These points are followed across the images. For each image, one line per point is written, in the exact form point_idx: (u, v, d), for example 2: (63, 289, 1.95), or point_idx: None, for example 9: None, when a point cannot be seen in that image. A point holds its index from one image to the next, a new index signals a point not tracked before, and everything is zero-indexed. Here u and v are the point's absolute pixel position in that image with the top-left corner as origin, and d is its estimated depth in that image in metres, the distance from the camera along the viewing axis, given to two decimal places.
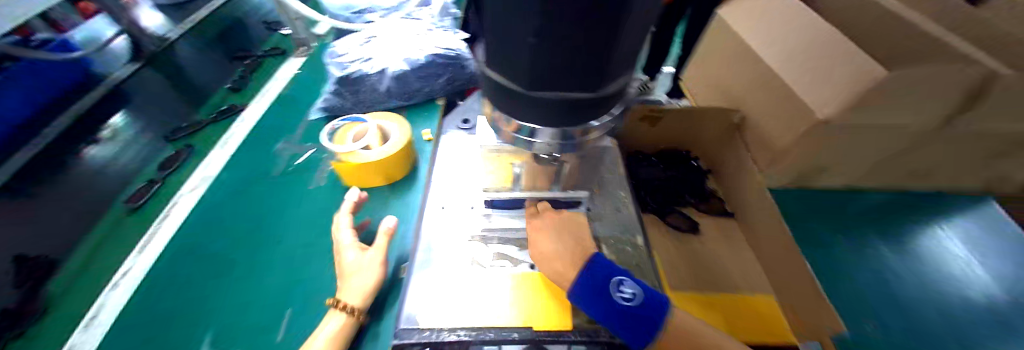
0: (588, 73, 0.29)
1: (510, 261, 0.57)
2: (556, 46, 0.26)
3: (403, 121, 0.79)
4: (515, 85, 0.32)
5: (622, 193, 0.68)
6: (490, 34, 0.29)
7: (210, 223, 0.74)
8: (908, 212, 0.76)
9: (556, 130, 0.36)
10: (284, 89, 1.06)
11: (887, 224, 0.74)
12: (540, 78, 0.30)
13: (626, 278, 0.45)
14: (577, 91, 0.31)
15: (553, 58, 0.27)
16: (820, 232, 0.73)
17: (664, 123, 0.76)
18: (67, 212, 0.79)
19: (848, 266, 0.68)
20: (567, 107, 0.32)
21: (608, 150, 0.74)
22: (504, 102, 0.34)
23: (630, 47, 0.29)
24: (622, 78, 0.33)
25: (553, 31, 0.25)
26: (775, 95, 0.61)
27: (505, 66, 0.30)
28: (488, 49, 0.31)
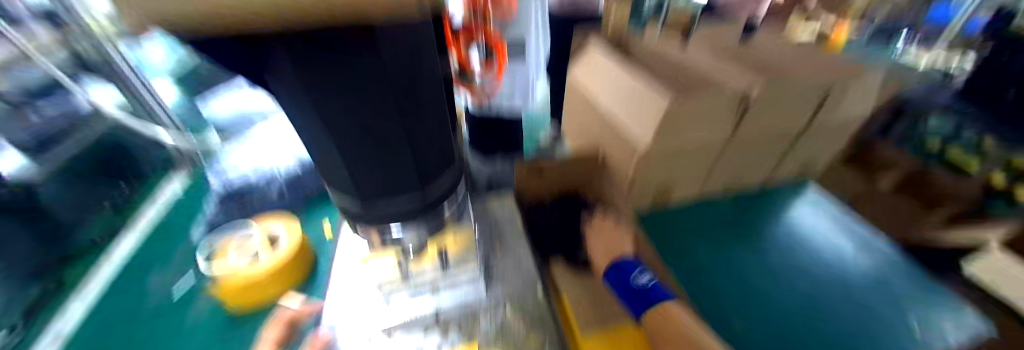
0: (406, 178, 0.36)
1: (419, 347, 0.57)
2: (367, 166, 0.33)
3: (291, 221, 0.79)
4: (353, 200, 0.37)
5: (521, 249, 0.73)
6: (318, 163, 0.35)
7: None
8: (752, 211, 0.94)
9: (412, 225, 0.44)
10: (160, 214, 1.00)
11: (739, 227, 0.91)
12: (370, 191, 0.36)
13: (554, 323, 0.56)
14: (406, 193, 0.37)
15: (370, 174, 0.34)
16: (696, 248, 0.86)
17: (546, 173, 0.87)
18: None
19: (714, 272, 0.81)
20: (403, 206, 0.38)
21: (505, 208, 0.82)
22: (353, 214, 0.39)
23: (436, 151, 0.37)
24: (446, 172, 0.41)
25: (357, 156, 0.32)
26: (617, 136, 0.75)
27: (334, 181, 0.36)
28: (324, 176, 0.36)
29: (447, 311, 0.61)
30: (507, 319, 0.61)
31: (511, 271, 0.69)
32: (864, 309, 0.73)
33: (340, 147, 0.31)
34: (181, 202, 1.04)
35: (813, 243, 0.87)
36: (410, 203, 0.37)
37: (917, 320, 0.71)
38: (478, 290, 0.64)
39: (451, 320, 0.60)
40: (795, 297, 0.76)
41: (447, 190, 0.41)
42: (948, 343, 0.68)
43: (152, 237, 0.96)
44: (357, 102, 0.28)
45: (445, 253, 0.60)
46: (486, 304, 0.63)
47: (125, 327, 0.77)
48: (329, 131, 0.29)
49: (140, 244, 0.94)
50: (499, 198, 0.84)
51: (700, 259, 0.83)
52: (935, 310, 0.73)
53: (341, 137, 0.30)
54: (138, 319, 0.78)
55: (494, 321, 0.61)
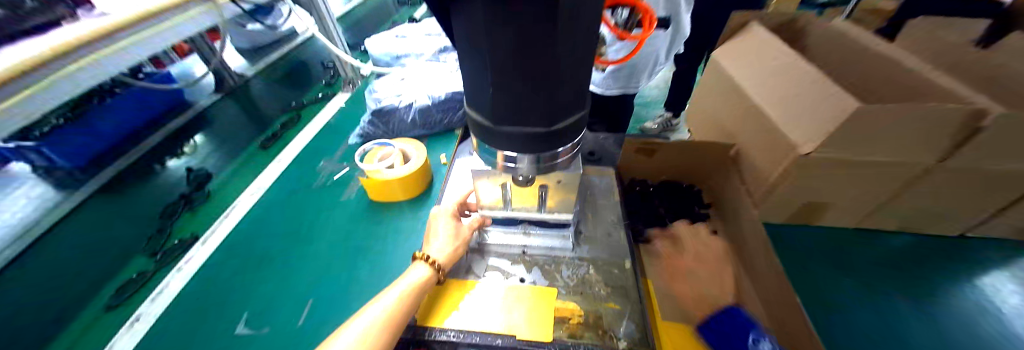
0: (539, 109, 0.36)
1: (501, 273, 0.64)
2: (508, 88, 0.34)
3: (420, 145, 0.90)
4: (487, 121, 0.40)
5: (615, 218, 0.73)
6: (467, 81, 0.38)
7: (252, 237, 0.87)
8: (931, 262, 0.72)
9: (529, 156, 0.43)
10: (332, 118, 1.26)
11: (910, 276, 0.71)
12: (503, 114, 0.37)
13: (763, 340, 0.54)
14: (534, 126, 0.38)
15: (504, 98, 0.35)
16: (835, 279, 0.71)
17: (660, 156, 0.80)
18: (155, 213, 0.96)
19: (851, 314, 0.66)
20: (524, 138, 0.39)
21: (603, 179, 0.81)
22: (483, 136, 0.42)
23: (574, 91, 0.36)
24: (573, 116, 0.39)
25: (502, 75, 0.33)
26: (764, 129, 0.64)
27: (477, 102, 0.39)
28: (469, 95, 0.40)
29: (533, 250, 0.68)
30: (588, 277, 0.63)
31: (600, 238, 0.69)
32: None
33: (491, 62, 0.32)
34: (342, 113, 1.29)
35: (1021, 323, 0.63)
36: (534, 136, 0.38)
37: None
38: (565, 241, 0.68)
39: (536, 260, 0.66)
40: None
41: (571, 135, 0.41)
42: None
43: (321, 131, 1.20)
44: (519, 12, 0.28)
45: (543, 200, 0.63)
46: (570, 257, 0.66)
47: (296, 201, 0.95)
48: (485, 42, 0.31)
49: (311, 136, 1.18)
50: (601, 171, 0.82)
51: (838, 293, 0.68)
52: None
53: (494, 51, 0.31)
54: (298, 197, 0.96)
55: (576, 272, 0.64)
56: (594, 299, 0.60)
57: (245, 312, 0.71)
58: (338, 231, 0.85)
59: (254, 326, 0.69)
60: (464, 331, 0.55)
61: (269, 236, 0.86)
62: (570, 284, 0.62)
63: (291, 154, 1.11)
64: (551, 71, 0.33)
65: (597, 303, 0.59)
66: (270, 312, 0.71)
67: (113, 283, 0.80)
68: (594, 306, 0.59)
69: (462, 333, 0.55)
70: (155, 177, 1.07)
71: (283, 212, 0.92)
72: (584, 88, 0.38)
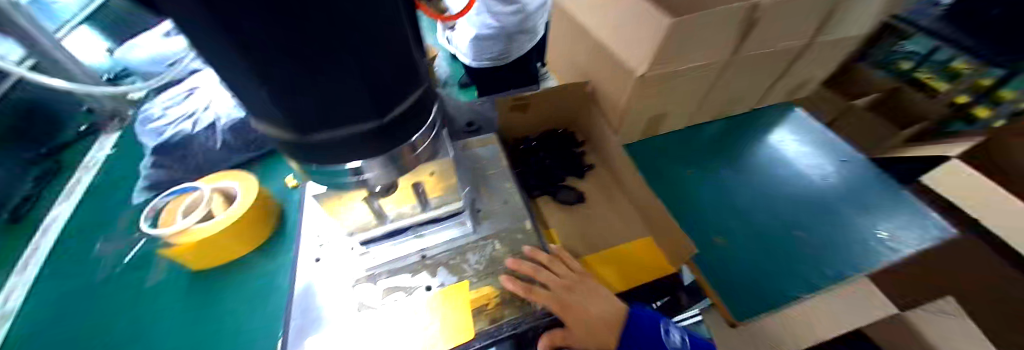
0: (353, 103, 0.27)
1: (404, 291, 0.56)
2: (294, 86, 0.24)
3: (249, 177, 0.71)
4: (290, 133, 0.29)
5: (506, 184, 0.70)
6: (233, 88, 0.26)
7: None
8: (737, 135, 0.91)
9: (376, 160, 0.35)
10: None
11: (728, 150, 0.88)
12: (307, 121, 0.28)
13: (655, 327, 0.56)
14: (358, 123, 0.29)
15: (298, 100, 0.26)
16: (682, 173, 0.84)
17: (530, 109, 0.80)
18: None
19: (697, 197, 0.79)
20: (354, 139, 0.30)
21: (488, 147, 0.76)
22: (297, 152, 0.32)
23: (394, 70, 0.29)
24: (409, 96, 0.32)
25: (275, 72, 0.23)
26: (611, 60, 0.67)
27: (264, 113, 0.28)
28: (249, 107, 0.28)
29: (433, 251, 0.60)
30: (496, 255, 0.60)
31: (497, 210, 0.66)
32: (833, 221, 0.73)
33: (244, 57, 0.22)
34: None
35: (796, 161, 0.85)
36: (365, 136, 0.30)
37: (888, 223, 0.72)
38: (464, 227, 0.63)
39: (437, 260, 0.59)
40: (817, 214, 0.75)
41: (415, 119, 0.34)
42: (918, 244, 0.68)
43: None
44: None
45: (423, 195, 0.57)
46: (473, 240, 0.62)
47: None
48: (216, 28, 0.20)
49: None
50: (483, 140, 0.77)
51: (689, 185, 0.81)
52: (902, 210, 0.74)
53: (239, 40, 0.21)
54: None
55: (483, 254, 0.60)
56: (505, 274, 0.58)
57: None
58: None
59: None
60: None
61: None
62: (480, 269, 0.59)
63: None
64: (346, 51, 0.24)
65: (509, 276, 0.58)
66: None
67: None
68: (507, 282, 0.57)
69: None
70: None
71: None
72: (407, 63, 0.30)
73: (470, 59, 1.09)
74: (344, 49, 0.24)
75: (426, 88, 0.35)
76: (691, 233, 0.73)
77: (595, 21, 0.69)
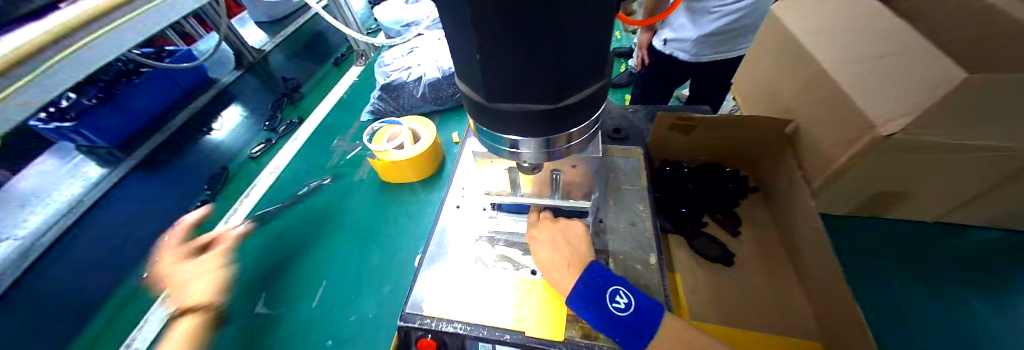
0: (539, 82, 0.29)
1: (512, 264, 0.59)
2: (501, 56, 0.27)
3: (431, 123, 0.85)
4: (479, 96, 0.33)
5: (640, 205, 0.65)
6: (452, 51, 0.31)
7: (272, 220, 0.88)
8: (1014, 263, 0.63)
9: (537, 140, 0.36)
10: (345, 93, 1.27)
11: (994, 277, 0.62)
12: (496, 90, 0.31)
13: (621, 288, 0.48)
14: (538, 102, 0.31)
15: (496, 71, 0.29)
16: (897, 280, 0.64)
17: (700, 134, 0.70)
18: (195, 188, 1.00)
19: (916, 320, 0.59)
20: (526, 118, 0.32)
21: (630, 160, 0.71)
22: (476, 114, 0.36)
23: (589, 55, 0.28)
24: (585, 89, 0.32)
25: (492, 41, 0.26)
26: (835, 107, 0.52)
27: (466, 73, 0.32)
28: (457, 65, 0.32)
29: None
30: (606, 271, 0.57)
31: (622, 228, 0.62)
32: None
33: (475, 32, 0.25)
34: (357, 86, 1.31)
35: None
36: (538, 114, 0.31)
37: None
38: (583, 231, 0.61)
39: None
40: None
41: (585, 111, 0.33)
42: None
43: (335, 107, 1.21)
44: None
45: (557, 182, 0.55)
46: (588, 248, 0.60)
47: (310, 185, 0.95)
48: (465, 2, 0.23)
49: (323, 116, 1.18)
50: (626, 151, 0.73)
51: (906, 303, 0.61)
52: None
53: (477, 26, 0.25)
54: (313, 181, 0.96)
55: None
56: None
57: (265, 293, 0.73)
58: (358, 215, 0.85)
59: (273, 307, 0.71)
60: (475, 324, 0.52)
61: (290, 215, 0.88)
62: None
63: (306, 134, 1.11)
64: (553, 41, 0.25)
65: None
66: (290, 294, 0.73)
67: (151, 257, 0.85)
68: None
69: (474, 329, 0.52)
70: (184, 153, 1.09)
71: (293, 188, 0.94)
72: (601, 49, 0.29)
73: (685, 52, 0.88)
74: (552, 38, 0.25)
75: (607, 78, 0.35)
76: None
77: (828, 52, 0.55)
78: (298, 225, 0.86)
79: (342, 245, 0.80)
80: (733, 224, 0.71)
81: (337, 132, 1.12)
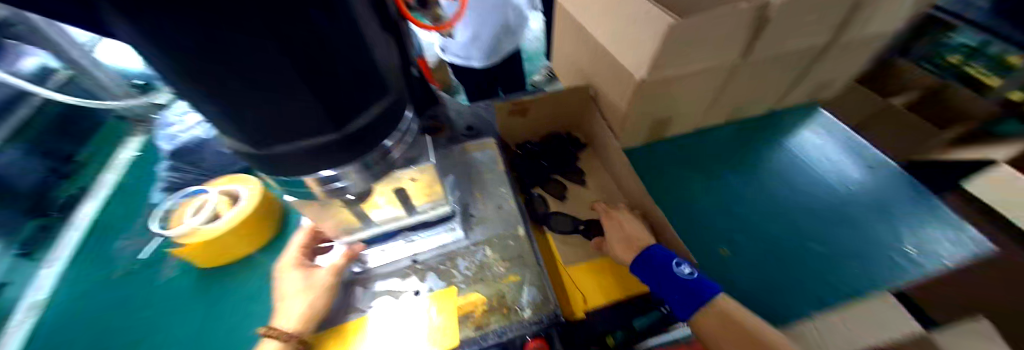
0: (305, 114, 0.27)
1: (394, 294, 0.57)
2: (243, 98, 0.25)
3: (252, 179, 0.73)
4: (252, 146, 0.30)
5: (501, 189, 0.70)
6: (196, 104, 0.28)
7: None
8: (753, 139, 0.86)
9: (349, 167, 0.35)
10: (125, 175, 0.97)
11: (744, 152, 0.84)
12: (263, 135, 0.28)
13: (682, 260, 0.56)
14: (317, 135, 0.30)
15: (250, 116, 0.26)
16: (686, 176, 0.80)
17: (531, 112, 0.78)
18: None
19: (701, 202, 0.76)
20: (314, 152, 0.31)
21: (485, 152, 0.76)
22: (261, 166, 0.32)
23: (348, 75, 0.28)
24: (370, 109, 0.32)
25: (220, 83, 0.24)
26: (610, 65, 0.66)
27: (226, 126, 0.29)
28: (215, 124, 0.29)
29: (424, 255, 0.61)
30: (486, 262, 0.60)
31: (491, 216, 0.66)
32: (858, 235, 0.68)
33: (196, 78, 0.23)
34: (139, 160, 1.01)
35: (822, 169, 0.79)
36: (324, 146, 0.30)
37: (916, 239, 0.67)
38: (455, 233, 0.63)
39: (428, 265, 0.60)
40: (828, 222, 0.70)
41: (381, 130, 0.34)
42: (948, 260, 0.63)
43: (116, 192, 0.93)
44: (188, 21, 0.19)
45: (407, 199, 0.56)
46: (465, 246, 0.62)
47: (99, 306, 0.73)
48: (158, 47, 0.21)
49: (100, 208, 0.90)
50: (480, 145, 0.77)
51: (689, 189, 0.78)
52: (926, 221, 0.69)
53: (193, 72, 0.23)
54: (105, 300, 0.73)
55: (472, 260, 0.61)
56: (494, 281, 0.58)
57: None
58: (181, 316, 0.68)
59: None
60: None
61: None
62: (468, 275, 0.59)
63: (81, 238, 0.84)
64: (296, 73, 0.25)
65: (497, 285, 0.57)
66: None
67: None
68: (494, 289, 0.57)
69: None
70: None
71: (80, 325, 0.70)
72: (366, 66, 0.30)
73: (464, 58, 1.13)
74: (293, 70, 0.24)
75: (395, 92, 0.36)
76: (692, 245, 0.69)
77: (594, 24, 0.68)
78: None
79: None
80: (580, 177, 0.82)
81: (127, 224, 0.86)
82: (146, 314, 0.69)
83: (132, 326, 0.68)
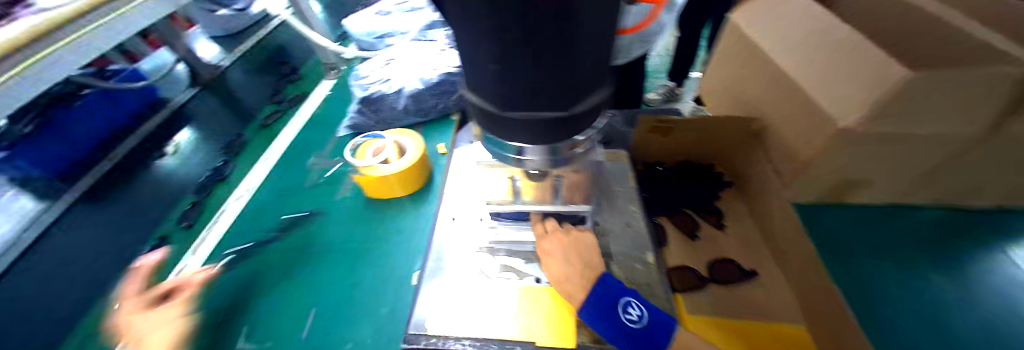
0: (555, 89, 0.29)
1: (516, 273, 0.59)
2: (517, 70, 0.27)
3: (415, 135, 0.84)
4: (489, 106, 0.33)
5: (633, 205, 0.68)
6: (462, 61, 0.31)
7: (243, 250, 0.80)
8: (966, 233, 0.68)
9: (543, 148, 0.38)
10: (318, 108, 1.20)
11: (948, 245, 0.67)
12: (508, 101, 0.31)
13: None
14: (550, 110, 0.32)
15: (509, 84, 0.29)
16: (864, 254, 0.67)
17: (676, 135, 0.75)
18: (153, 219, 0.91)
19: (885, 287, 0.62)
20: (540, 125, 0.33)
21: (617, 163, 0.75)
22: (483, 122, 0.36)
23: (598, 62, 0.29)
24: (592, 95, 0.33)
25: (509, 54, 0.26)
26: (798, 103, 0.59)
27: (478, 84, 0.32)
28: (468, 79, 0.33)
29: None
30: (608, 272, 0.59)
31: (617, 228, 0.64)
32: None
33: (493, 48, 0.26)
34: (329, 99, 1.25)
35: None
36: (551, 122, 0.32)
37: None
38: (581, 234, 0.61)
39: None
40: None
41: (593, 116, 0.35)
42: None
43: (309, 121, 1.15)
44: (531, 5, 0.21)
45: (557, 188, 0.60)
46: None
47: (286, 204, 0.90)
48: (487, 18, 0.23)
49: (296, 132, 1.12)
50: (613, 155, 0.76)
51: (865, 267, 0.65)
52: None
53: (496, 42, 0.25)
54: (290, 202, 0.91)
55: None
56: None
57: (244, 327, 0.66)
58: (343, 233, 0.81)
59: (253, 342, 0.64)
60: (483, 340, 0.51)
61: (267, 239, 0.82)
62: None
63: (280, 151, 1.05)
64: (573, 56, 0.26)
65: None
66: (272, 325, 0.66)
67: (105, 296, 0.76)
68: None
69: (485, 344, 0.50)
70: (133, 183, 1.00)
71: (272, 215, 0.88)
72: (607, 57, 0.31)
73: None
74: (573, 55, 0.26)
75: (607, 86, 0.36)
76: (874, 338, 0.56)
77: (786, 55, 0.62)
78: (276, 246, 0.80)
79: (327, 267, 0.75)
80: (715, 218, 0.76)
81: (313, 148, 1.06)
82: (318, 224, 0.84)
83: (307, 230, 0.83)
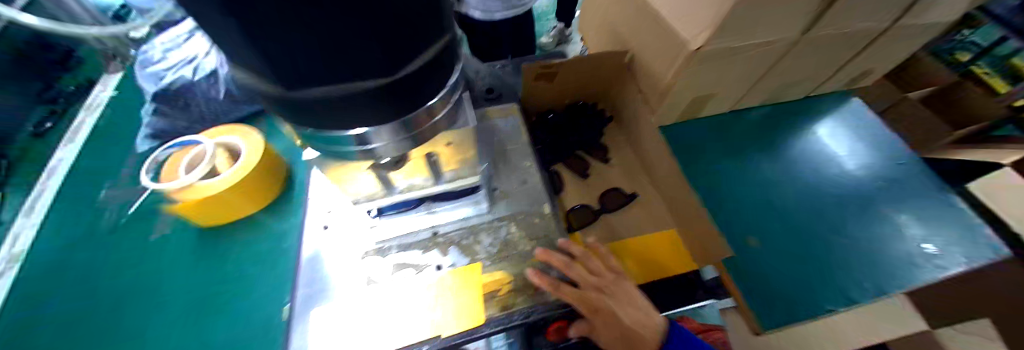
0: (351, 55, 0.23)
1: (414, 268, 0.53)
2: (276, 32, 0.20)
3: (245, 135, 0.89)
4: (275, 84, 0.25)
5: (527, 162, 0.65)
6: (204, 23, 0.22)
7: None
8: (782, 123, 0.81)
9: (388, 129, 0.32)
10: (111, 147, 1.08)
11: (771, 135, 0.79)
12: (294, 75, 0.23)
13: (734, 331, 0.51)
14: (360, 81, 0.25)
15: (281, 55, 0.21)
16: (710, 155, 0.77)
17: (558, 79, 0.72)
18: None
19: (726, 185, 0.71)
20: (355, 99, 0.26)
21: (508, 120, 0.70)
22: (282, 107, 0.28)
23: (404, 18, 0.23)
24: (420, 56, 0.27)
25: (246, 7, 0.18)
26: (657, 30, 0.59)
27: (243, 56, 0.23)
28: (230, 51, 0.24)
29: (445, 228, 0.57)
30: (511, 239, 0.56)
31: (515, 190, 0.62)
32: (876, 231, 0.63)
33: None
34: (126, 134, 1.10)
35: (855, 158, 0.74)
36: (365, 93, 0.26)
37: (940, 240, 0.61)
38: (478, 206, 0.60)
39: (450, 239, 0.57)
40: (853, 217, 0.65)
41: (427, 79, 0.29)
42: (970, 267, 0.57)
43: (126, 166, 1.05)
44: None
45: (436, 166, 0.53)
46: (488, 221, 0.58)
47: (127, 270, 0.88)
48: None
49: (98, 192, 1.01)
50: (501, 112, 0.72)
51: (709, 166, 0.74)
52: (951, 221, 0.63)
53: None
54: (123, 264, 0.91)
55: (497, 236, 0.57)
56: (520, 259, 0.54)
57: None
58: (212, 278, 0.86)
59: None
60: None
61: None
62: (493, 253, 0.55)
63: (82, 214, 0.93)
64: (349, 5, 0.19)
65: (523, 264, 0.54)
66: None
67: None
68: (521, 267, 0.54)
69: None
70: None
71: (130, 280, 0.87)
72: (421, 10, 0.24)
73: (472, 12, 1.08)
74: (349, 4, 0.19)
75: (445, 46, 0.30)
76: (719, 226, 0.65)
77: None
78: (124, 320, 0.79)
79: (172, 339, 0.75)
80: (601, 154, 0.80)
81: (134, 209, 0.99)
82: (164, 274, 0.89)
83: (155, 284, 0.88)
